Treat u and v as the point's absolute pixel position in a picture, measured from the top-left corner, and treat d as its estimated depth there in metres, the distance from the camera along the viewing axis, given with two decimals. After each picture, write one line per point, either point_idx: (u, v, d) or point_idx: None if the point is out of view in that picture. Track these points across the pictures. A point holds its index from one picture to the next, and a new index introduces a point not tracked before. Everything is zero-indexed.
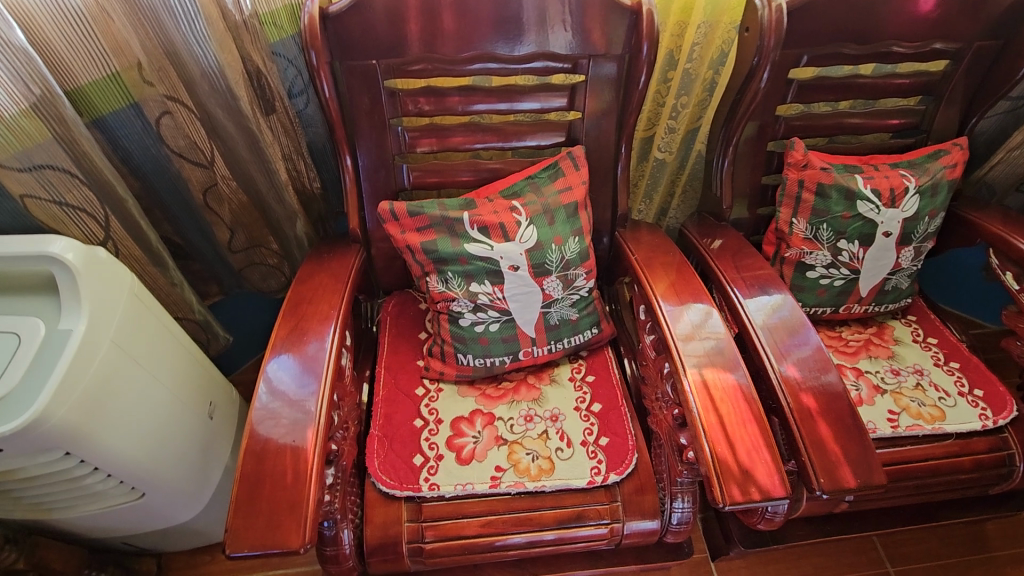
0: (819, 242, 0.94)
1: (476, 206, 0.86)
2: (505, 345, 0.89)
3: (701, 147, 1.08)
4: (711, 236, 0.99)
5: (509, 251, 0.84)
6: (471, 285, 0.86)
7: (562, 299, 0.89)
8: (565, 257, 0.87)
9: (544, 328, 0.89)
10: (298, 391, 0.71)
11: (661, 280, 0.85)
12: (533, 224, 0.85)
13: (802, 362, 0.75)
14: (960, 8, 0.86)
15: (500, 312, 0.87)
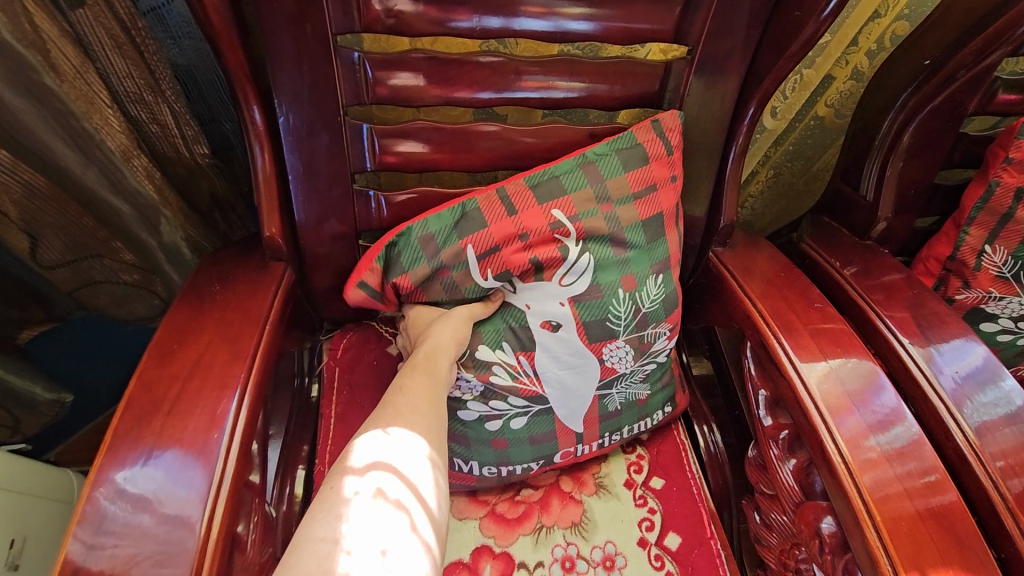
0: (1021, 283, 0.61)
1: (490, 218, 0.49)
2: (534, 447, 0.55)
3: (826, 114, 0.70)
4: (845, 258, 0.63)
5: (542, 298, 0.51)
6: (479, 350, 0.51)
7: (631, 375, 0.56)
8: (641, 307, 0.53)
9: (597, 418, 0.56)
10: (175, 504, 0.36)
11: (809, 349, 0.50)
12: (590, 252, 0.51)
13: (988, 404, 0.48)
14: None
15: (527, 398, 0.53)
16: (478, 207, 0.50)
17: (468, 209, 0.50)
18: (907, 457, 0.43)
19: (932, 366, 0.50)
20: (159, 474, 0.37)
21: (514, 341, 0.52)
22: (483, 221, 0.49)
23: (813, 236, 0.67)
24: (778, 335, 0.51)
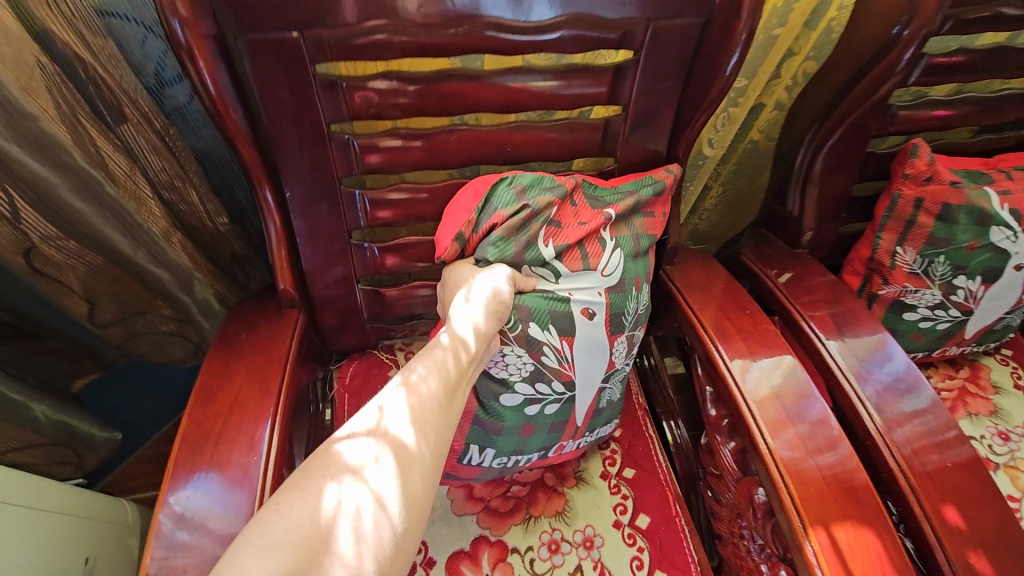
0: (930, 278, 0.70)
1: (559, 209, 0.57)
2: (543, 437, 0.62)
3: (759, 138, 0.79)
4: (777, 267, 0.73)
5: (584, 288, 0.57)
6: (530, 328, 0.55)
7: (621, 371, 0.64)
8: (640, 311, 0.62)
9: (592, 411, 0.63)
10: (224, 520, 0.45)
11: (739, 347, 0.60)
12: (621, 249, 0.59)
13: (899, 401, 0.57)
14: None
15: (567, 385, 0.59)
16: (561, 188, 0.57)
17: (549, 184, 0.57)
18: (823, 438, 0.53)
19: (851, 367, 0.60)
20: (206, 498, 0.46)
21: (562, 326, 0.56)
22: (563, 196, 0.57)
23: (752, 249, 0.76)
24: (713, 342, 0.60)
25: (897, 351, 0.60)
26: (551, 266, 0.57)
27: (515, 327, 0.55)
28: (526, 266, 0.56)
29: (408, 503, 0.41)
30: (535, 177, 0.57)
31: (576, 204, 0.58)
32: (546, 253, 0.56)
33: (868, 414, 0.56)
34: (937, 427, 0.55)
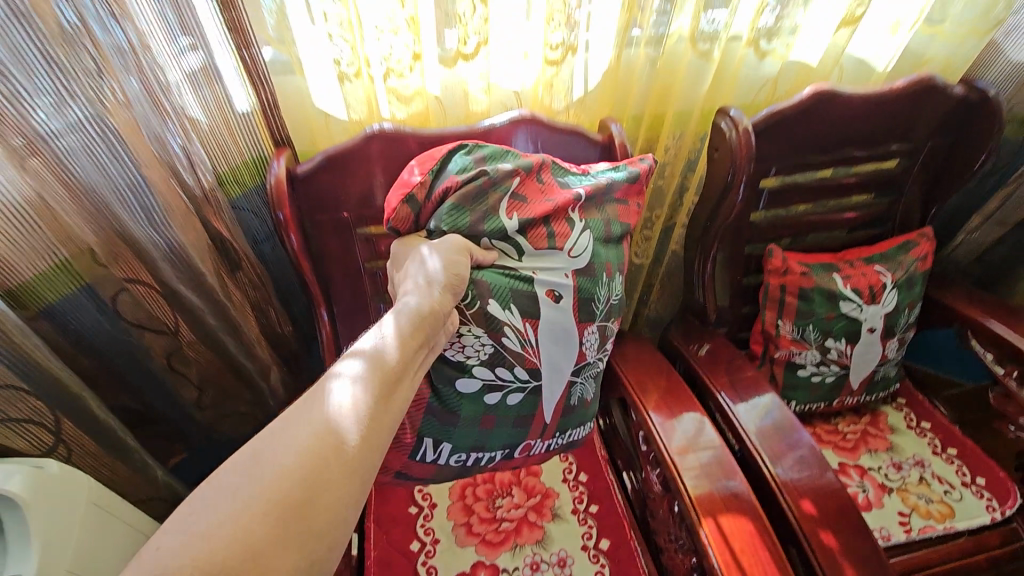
0: (807, 341, 0.94)
1: (522, 184, 0.64)
2: (501, 433, 0.70)
3: (675, 248, 1.07)
4: (695, 342, 0.98)
5: (549, 270, 0.66)
6: (490, 305, 0.63)
7: (591, 367, 0.74)
8: (609, 299, 0.72)
9: (563, 409, 0.73)
10: None
11: (650, 396, 0.86)
12: (587, 224, 0.68)
13: (800, 468, 0.74)
14: (913, 107, 0.87)
15: (529, 371, 0.67)
16: (522, 162, 0.65)
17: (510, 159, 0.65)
18: (717, 464, 0.75)
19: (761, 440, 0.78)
20: None
21: (522, 308, 0.64)
22: (526, 168, 0.65)
23: (678, 330, 1.02)
24: (643, 404, 0.85)
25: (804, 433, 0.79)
26: (513, 239, 0.63)
27: (473, 304, 0.62)
28: (489, 239, 0.63)
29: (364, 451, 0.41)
30: (499, 151, 0.66)
31: (542, 182, 0.66)
32: (511, 225, 0.63)
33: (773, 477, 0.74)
34: (827, 486, 0.72)
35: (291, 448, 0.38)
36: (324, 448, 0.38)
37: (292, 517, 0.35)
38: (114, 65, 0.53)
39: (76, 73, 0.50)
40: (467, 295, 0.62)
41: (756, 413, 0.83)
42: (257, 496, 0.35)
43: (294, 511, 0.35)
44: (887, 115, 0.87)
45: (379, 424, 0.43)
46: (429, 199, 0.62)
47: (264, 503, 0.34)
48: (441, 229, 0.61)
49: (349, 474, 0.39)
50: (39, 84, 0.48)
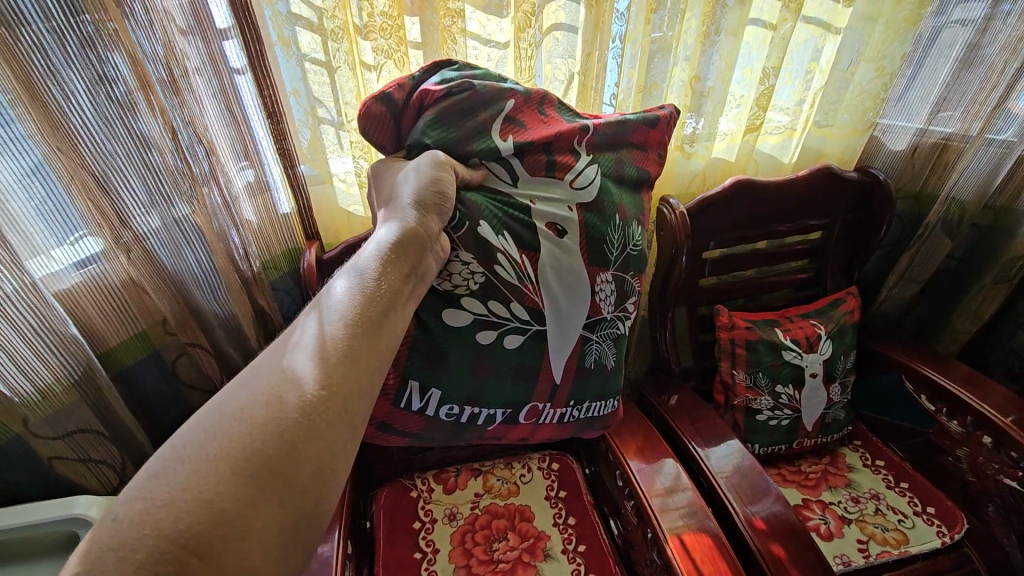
0: (760, 388, 1.08)
1: (518, 104, 0.74)
2: (497, 383, 0.75)
3: (643, 313, 1.24)
4: (666, 393, 1.11)
5: (550, 198, 0.74)
6: (483, 228, 0.70)
7: (604, 322, 0.80)
8: (626, 240, 0.79)
9: (577, 368, 0.80)
10: None
11: (630, 446, 0.99)
12: (597, 163, 0.77)
13: (761, 505, 0.85)
14: (821, 189, 1.07)
15: (528, 311, 0.73)
16: (508, 86, 0.74)
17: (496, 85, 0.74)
18: (692, 507, 0.85)
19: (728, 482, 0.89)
20: None
21: (517, 236, 0.72)
22: (513, 92, 0.74)
23: (651, 383, 1.14)
24: (622, 452, 0.98)
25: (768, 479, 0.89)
26: (506, 159, 0.73)
27: (466, 224, 0.69)
28: (486, 161, 0.73)
29: (333, 414, 0.42)
30: (484, 73, 0.75)
31: (543, 112, 0.76)
32: (505, 147, 0.72)
33: (736, 511, 0.84)
34: (783, 515, 0.83)
35: (263, 393, 0.41)
36: (291, 391, 0.41)
37: (275, 451, 0.37)
38: (201, 188, 0.74)
39: (168, 192, 0.71)
40: (456, 219, 0.69)
41: (726, 459, 0.94)
42: (233, 435, 0.37)
43: (274, 445, 0.37)
44: (800, 198, 1.06)
45: (347, 364, 0.45)
46: (410, 109, 0.71)
47: (241, 439, 0.37)
48: (420, 142, 0.70)
49: (324, 412, 0.42)
50: (142, 200, 0.69)
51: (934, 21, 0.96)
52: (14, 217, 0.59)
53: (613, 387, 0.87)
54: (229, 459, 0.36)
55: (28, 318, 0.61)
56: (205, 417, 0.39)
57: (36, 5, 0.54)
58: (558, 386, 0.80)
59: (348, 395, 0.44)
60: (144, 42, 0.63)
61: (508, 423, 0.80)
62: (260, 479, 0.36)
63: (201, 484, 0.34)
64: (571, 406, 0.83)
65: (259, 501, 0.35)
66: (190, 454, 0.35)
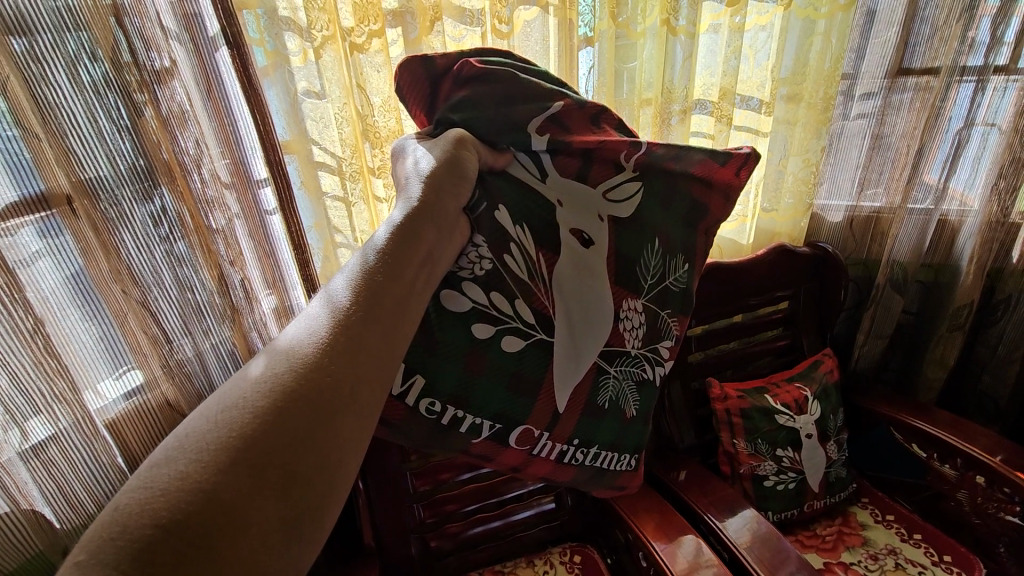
0: (762, 454, 1.13)
1: (574, 107, 0.73)
2: (490, 386, 0.65)
3: None
4: (674, 470, 1.14)
5: (575, 203, 0.72)
6: (501, 212, 0.68)
7: (628, 357, 0.75)
8: (662, 273, 0.78)
9: (589, 400, 0.72)
10: None
11: (648, 524, 1.00)
12: (639, 183, 0.76)
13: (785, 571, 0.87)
14: (781, 264, 1.20)
15: (535, 314, 0.67)
16: (560, 89, 0.73)
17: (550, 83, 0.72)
18: None
19: (750, 552, 0.92)
20: None
21: (532, 230, 0.69)
22: (566, 95, 0.73)
23: (658, 461, 1.17)
24: (645, 535, 0.98)
25: (788, 545, 0.92)
26: (537, 154, 0.72)
27: (483, 204, 0.67)
28: (516, 154, 0.72)
29: (336, 391, 0.36)
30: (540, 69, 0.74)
31: (595, 125, 0.75)
32: (538, 142, 0.71)
33: None
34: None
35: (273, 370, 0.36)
36: (305, 365, 0.36)
37: (282, 436, 0.32)
38: (237, 316, 0.84)
39: (208, 319, 0.80)
40: (476, 197, 0.67)
41: (743, 527, 0.97)
42: (230, 421, 0.32)
43: (283, 429, 0.33)
44: (764, 274, 1.19)
45: (367, 337, 0.40)
46: (447, 81, 0.72)
47: (245, 421, 0.32)
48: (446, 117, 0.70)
49: (337, 392, 0.36)
50: (185, 328, 0.78)
51: (841, 119, 1.11)
52: (73, 353, 0.68)
53: (628, 440, 0.80)
54: (233, 444, 0.31)
55: (78, 449, 0.68)
56: (207, 400, 0.34)
57: (116, 176, 0.68)
58: (560, 419, 0.70)
59: (364, 373, 0.39)
60: (199, 196, 0.77)
61: (494, 442, 0.67)
62: (265, 468, 0.31)
63: (200, 474, 0.29)
64: (576, 445, 0.73)
65: (260, 495, 0.30)
66: (191, 438, 0.31)
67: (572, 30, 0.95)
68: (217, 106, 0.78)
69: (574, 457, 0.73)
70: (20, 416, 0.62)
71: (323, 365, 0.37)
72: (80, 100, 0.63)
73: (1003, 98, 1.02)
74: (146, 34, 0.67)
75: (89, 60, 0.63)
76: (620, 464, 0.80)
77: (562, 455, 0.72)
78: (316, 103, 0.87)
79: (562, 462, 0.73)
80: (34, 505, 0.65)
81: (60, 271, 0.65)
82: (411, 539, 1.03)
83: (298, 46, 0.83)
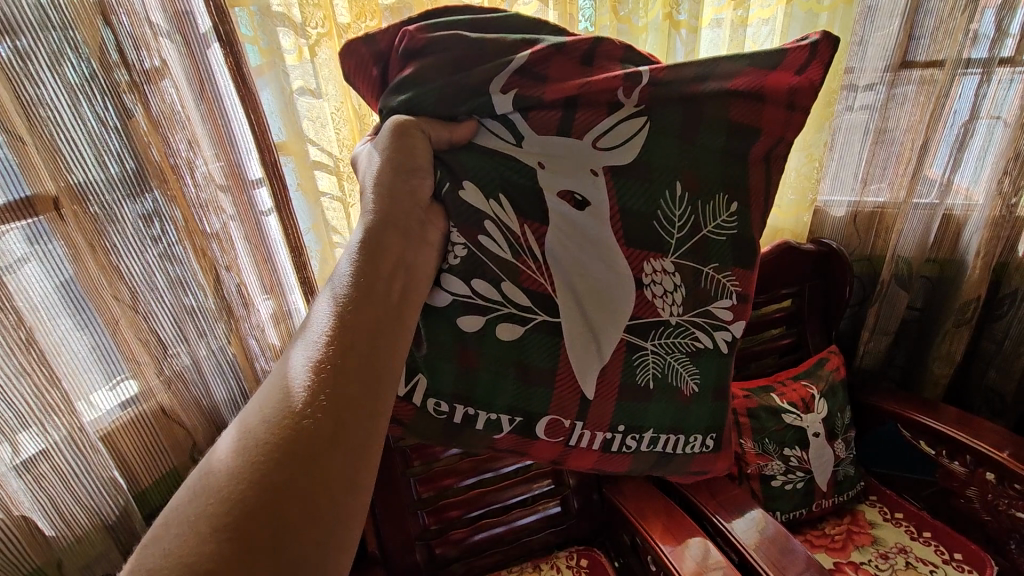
0: (770, 453, 1.11)
1: (548, 51, 0.63)
2: (495, 377, 0.66)
3: None
4: None
5: (562, 161, 0.66)
6: (467, 190, 0.64)
7: (667, 328, 0.72)
8: (702, 224, 0.70)
9: (622, 384, 0.71)
10: None
11: (655, 526, 0.98)
12: (644, 118, 0.66)
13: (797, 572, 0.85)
14: (784, 261, 1.19)
15: (529, 295, 0.66)
16: (524, 37, 0.64)
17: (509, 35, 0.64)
18: None
19: (760, 552, 0.90)
20: None
21: (512, 199, 0.65)
22: (534, 42, 0.63)
23: None
24: (653, 538, 0.96)
25: (798, 545, 0.90)
26: (505, 116, 0.65)
27: (447, 184, 0.65)
28: (481, 119, 0.66)
29: (323, 430, 0.38)
30: (500, 20, 0.66)
31: (583, 64, 0.65)
32: (503, 101, 0.64)
33: None
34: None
35: (247, 432, 0.37)
36: (276, 421, 0.37)
37: (262, 495, 0.33)
38: (236, 322, 0.82)
39: (205, 326, 0.78)
40: (438, 178, 0.65)
41: (752, 528, 0.96)
42: (216, 487, 0.34)
43: (262, 489, 0.34)
44: (767, 270, 1.17)
45: (341, 378, 0.41)
46: (394, 57, 0.66)
47: (232, 484, 0.34)
48: (390, 100, 0.65)
49: (314, 438, 0.37)
50: (181, 334, 0.76)
51: (844, 113, 1.10)
52: (65, 363, 0.66)
53: (694, 422, 0.77)
54: (216, 516, 0.32)
55: (72, 464, 0.66)
56: (189, 479, 0.35)
57: (107, 180, 0.65)
58: (590, 406, 0.70)
59: (344, 413, 0.40)
60: (193, 198, 0.74)
61: (522, 436, 0.69)
62: (258, 522, 0.32)
63: (188, 552, 0.30)
64: (623, 432, 0.73)
65: (258, 549, 0.31)
66: (182, 515, 0.32)
67: (573, 24, 0.93)
68: (210, 106, 0.75)
69: (625, 444, 0.74)
70: (9, 430, 0.60)
71: (305, 410, 0.38)
72: (67, 102, 0.61)
73: (1008, 90, 1.01)
74: (134, 33, 0.65)
75: (75, 60, 0.60)
76: (692, 446, 0.79)
77: (607, 444, 0.73)
78: (312, 102, 0.85)
79: (610, 450, 0.73)
80: (28, 521, 0.64)
81: (50, 279, 0.64)
82: (416, 546, 1.01)
83: (292, 43, 0.80)
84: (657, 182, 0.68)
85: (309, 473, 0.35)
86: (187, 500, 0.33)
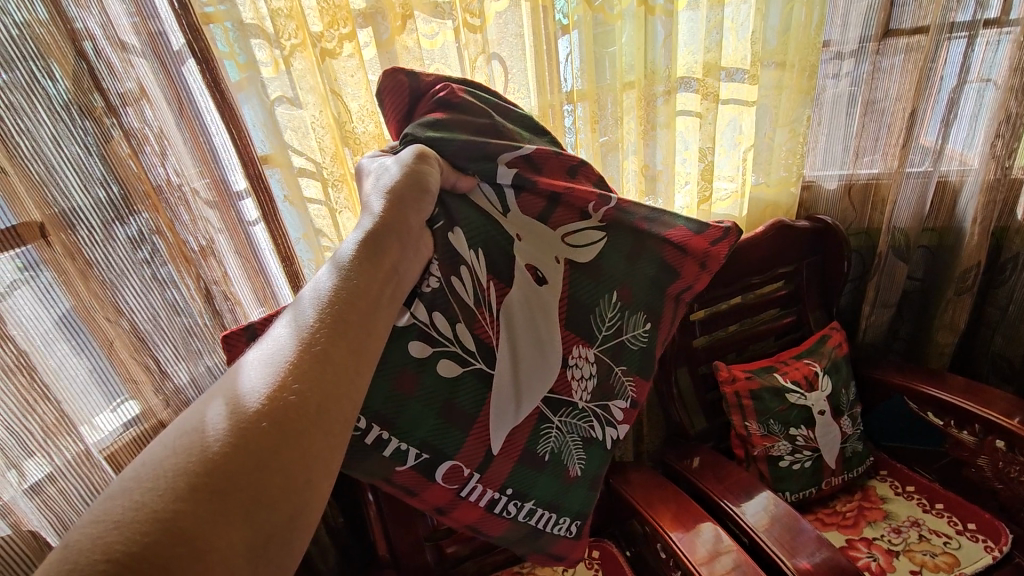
0: (775, 434, 1.11)
1: (552, 154, 0.73)
2: (433, 405, 0.64)
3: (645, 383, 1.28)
4: (687, 457, 1.12)
5: (536, 240, 0.72)
6: (456, 233, 0.68)
7: (574, 410, 0.75)
8: (622, 329, 0.76)
9: (520, 449, 0.71)
10: None
11: (664, 514, 0.98)
12: (604, 234, 0.75)
13: (807, 553, 0.85)
14: (782, 240, 1.17)
15: (476, 342, 0.67)
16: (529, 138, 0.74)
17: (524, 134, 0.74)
18: (742, 568, 0.84)
19: (768, 534, 0.90)
20: None
21: (488, 256, 0.70)
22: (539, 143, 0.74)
23: (669, 450, 1.16)
24: (662, 526, 0.96)
25: (808, 525, 0.90)
26: (501, 186, 0.71)
27: (441, 222, 0.69)
28: (481, 182, 0.72)
29: (295, 413, 0.41)
30: (519, 117, 0.76)
31: (569, 173, 0.75)
32: (505, 173, 0.70)
33: (784, 563, 0.84)
34: (827, 558, 0.83)
35: (226, 410, 0.40)
36: (255, 406, 0.40)
37: (232, 467, 0.36)
38: None
39: (200, 343, 0.79)
40: (434, 214, 0.69)
41: (761, 510, 0.95)
42: (190, 449, 0.37)
43: (229, 470, 0.36)
44: (764, 252, 1.16)
45: (319, 374, 0.44)
46: (427, 98, 0.71)
47: (206, 449, 0.37)
48: (418, 130, 0.69)
49: (284, 430, 0.39)
50: (177, 354, 0.77)
51: (830, 86, 1.08)
52: (64, 390, 0.67)
53: (568, 503, 0.78)
54: (190, 473, 0.35)
55: (75, 486, 0.67)
56: (162, 439, 0.38)
57: (92, 204, 0.66)
58: (492, 461, 0.69)
59: (318, 407, 0.42)
60: (177, 219, 0.75)
61: (421, 475, 0.65)
62: (227, 489, 0.35)
63: (157, 504, 0.33)
64: (509, 495, 0.72)
65: (224, 509, 0.34)
66: (153, 470, 0.35)
67: (547, 18, 0.93)
68: (191, 126, 0.76)
69: (506, 509, 0.72)
70: (15, 458, 0.62)
71: (281, 393, 0.41)
72: (50, 130, 0.62)
73: (996, 52, 1.00)
74: (108, 59, 0.65)
75: (53, 86, 0.61)
76: (558, 528, 0.78)
77: (492, 503, 0.71)
78: (292, 112, 0.85)
79: (492, 511, 0.71)
80: (38, 537, 0.64)
81: (42, 306, 0.64)
82: (427, 547, 1.01)
83: (267, 56, 0.81)
84: (603, 285, 0.74)
85: (279, 447, 0.39)
86: (159, 455, 0.36)
